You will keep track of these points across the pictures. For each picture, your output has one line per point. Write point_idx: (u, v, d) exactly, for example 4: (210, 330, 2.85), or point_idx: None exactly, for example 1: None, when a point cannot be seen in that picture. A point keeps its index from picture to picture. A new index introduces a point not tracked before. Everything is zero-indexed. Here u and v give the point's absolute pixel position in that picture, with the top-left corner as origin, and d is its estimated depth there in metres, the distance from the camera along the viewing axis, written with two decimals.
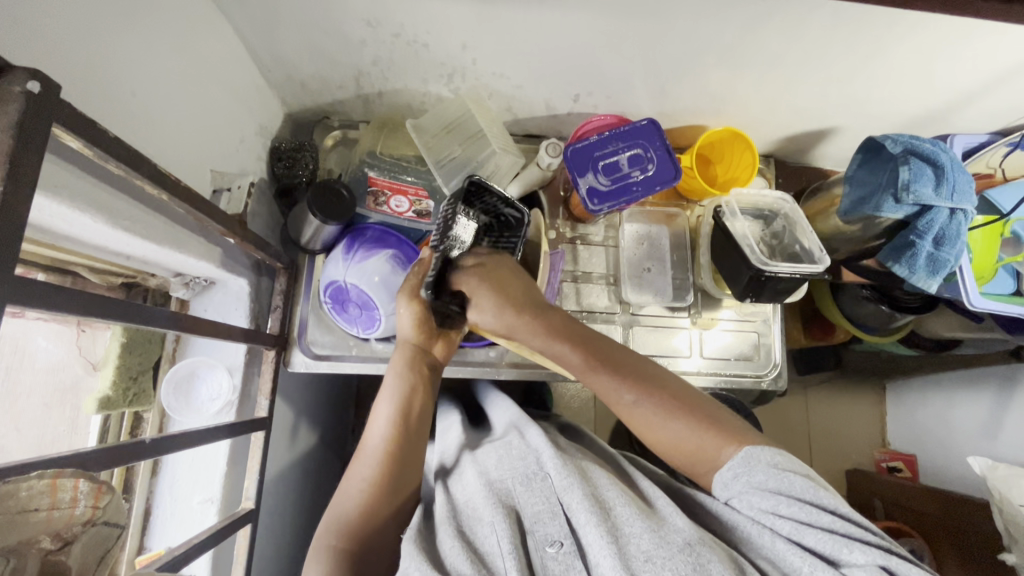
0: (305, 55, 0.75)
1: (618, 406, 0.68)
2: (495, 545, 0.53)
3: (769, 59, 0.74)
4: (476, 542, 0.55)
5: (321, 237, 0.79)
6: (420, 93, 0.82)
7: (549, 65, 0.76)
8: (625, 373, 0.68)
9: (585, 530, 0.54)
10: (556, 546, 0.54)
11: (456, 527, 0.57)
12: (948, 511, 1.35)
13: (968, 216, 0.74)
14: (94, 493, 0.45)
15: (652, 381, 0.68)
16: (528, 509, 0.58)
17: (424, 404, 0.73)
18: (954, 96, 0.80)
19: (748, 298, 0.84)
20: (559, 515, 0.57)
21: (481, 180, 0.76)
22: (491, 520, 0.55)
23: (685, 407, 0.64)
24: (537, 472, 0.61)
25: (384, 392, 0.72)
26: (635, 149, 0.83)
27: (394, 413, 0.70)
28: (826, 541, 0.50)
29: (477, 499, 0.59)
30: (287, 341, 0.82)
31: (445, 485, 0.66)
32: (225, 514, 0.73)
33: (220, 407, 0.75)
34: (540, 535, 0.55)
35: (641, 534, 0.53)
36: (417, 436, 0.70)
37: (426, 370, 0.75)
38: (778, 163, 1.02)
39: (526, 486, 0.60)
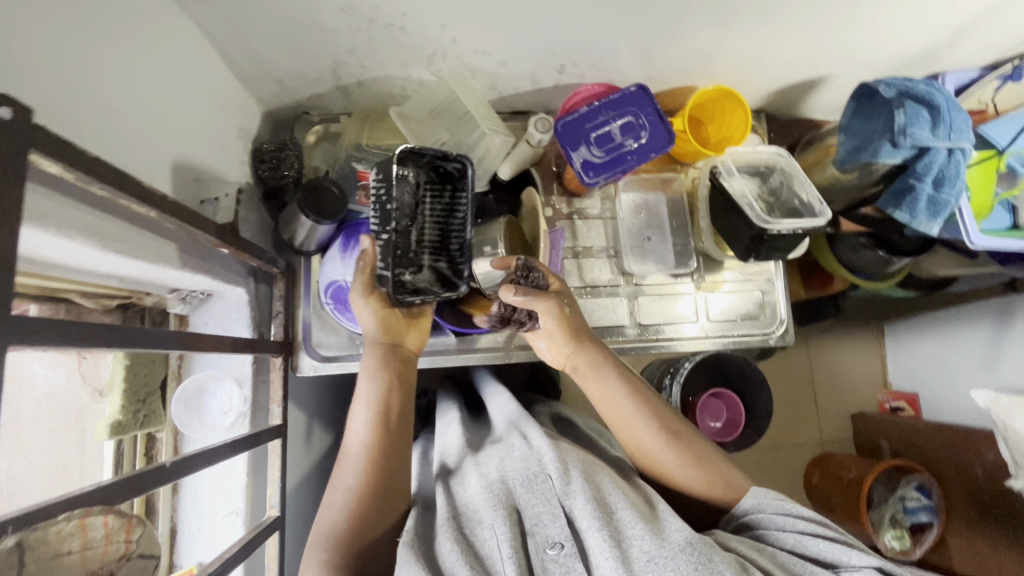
0: (278, 50, 0.71)
1: (640, 440, 0.69)
2: (496, 550, 0.54)
3: (757, 10, 0.72)
4: (476, 544, 0.56)
5: (316, 237, 0.77)
6: (402, 79, 0.79)
7: (532, 37, 0.73)
8: (652, 410, 0.69)
9: (588, 534, 0.54)
10: (557, 549, 0.54)
11: (456, 529, 0.58)
12: (956, 444, 1.38)
13: (967, 154, 0.74)
14: (126, 527, 0.48)
15: (666, 416, 0.69)
16: (528, 510, 0.58)
17: (403, 403, 0.71)
18: (946, 33, 0.78)
19: (750, 258, 0.84)
20: (560, 516, 0.57)
21: (406, 148, 0.62)
22: (491, 524, 0.56)
23: (694, 447, 0.68)
24: (538, 474, 0.61)
25: (359, 399, 0.70)
26: (627, 117, 0.81)
27: (370, 420, 0.69)
28: (828, 548, 0.57)
29: (477, 501, 0.60)
30: (292, 346, 0.81)
31: (447, 487, 0.66)
32: (252, 524, 0.73)
33: (234, 418, 0.74)
34: (540, 538, 0.56)
35: (643, 537, 0.53)
36: (399, 434, 0.69)
37: (400, 367, 0.73)
38: (770, 117, 1.00)
39: (526, 487, 0.60)
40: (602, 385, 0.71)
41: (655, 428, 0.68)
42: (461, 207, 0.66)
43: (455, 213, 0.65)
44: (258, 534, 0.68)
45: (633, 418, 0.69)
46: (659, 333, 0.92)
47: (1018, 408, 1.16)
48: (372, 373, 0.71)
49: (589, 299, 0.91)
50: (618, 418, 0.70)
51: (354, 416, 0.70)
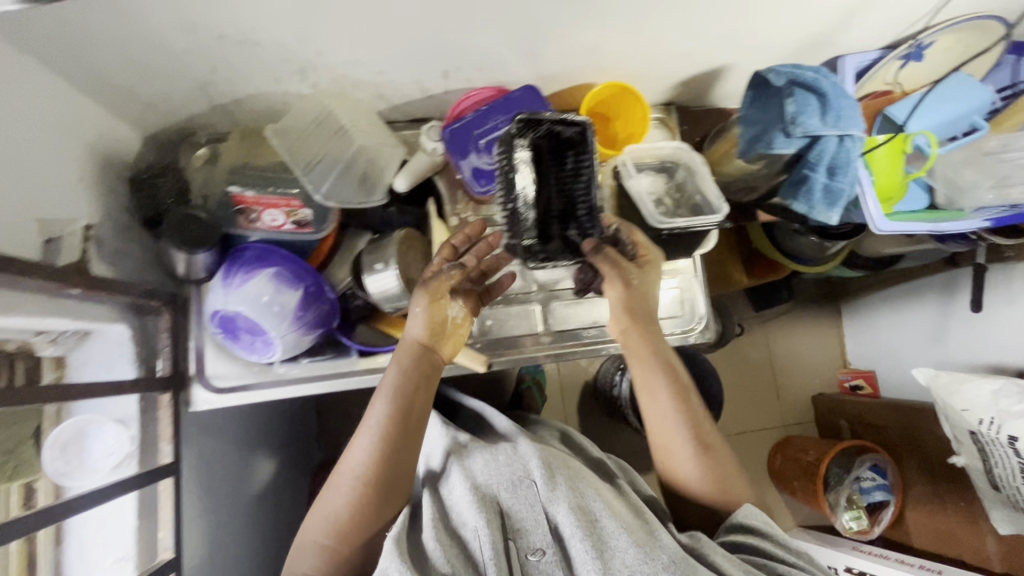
0: (134, 74, 0.68)
1: (672, 444, 0.73)
2: (479, 547, 0.63)
3: (631, 5, 0.69)
4: (467, 543, 0.65)
5: (197, 266, 0.74)
6: (279, 94, 0.76)
7: (402, 44, 0.70)
8: (692, 421, 0.73)
9: (571, 543, 0.64)
10: (539, 554, 0.65)
11: (446, 528, 0.66)
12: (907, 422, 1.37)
13: (858, 141, 0.72)
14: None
15: (711, 433, 0.74)
16: (513, 513, 0.67)
17: (422, 407, 0.69)
18: (835, 16, 0.76)
19: (654, 257, 0.83)
20: (542, 522, 0.66)
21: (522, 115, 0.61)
22: (474, 525, 0.64)
23: (714, 459, 0.73)
24: (522, 480, 0.69)
25: (382, 392, 0.67)
26: (516, 120, 0.78)
27: (388, 419, 0.66)
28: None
29: (463, 504, 0.67)
30: (183, 379, 0.79)
31: (434, 489, 0.73)
32: (144, 568, 0.70)
33: (117, 461, 0.70)
34: (524, 543, 0.65)
35: (626, 549, 0.62)
36: (413, 441, 0.68)
37: (428, 370, 0.70)
38: (682, 109, 0.98)
39: (511, 492, 0.69)
40: (659, 391, 0.73)
41: (694, 437, 0.72)
42: (586, 171, 0.64)
43: (579, 178, 0.64)
44: None
45: (671, 428, 0.73)
46: (577, 337, 0.90)
47: (957, 385, 1.13)
48: (403, 371, 0.68)
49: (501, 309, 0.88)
50: (654, 419, 0.75)
51: (373, 406, 0.68)
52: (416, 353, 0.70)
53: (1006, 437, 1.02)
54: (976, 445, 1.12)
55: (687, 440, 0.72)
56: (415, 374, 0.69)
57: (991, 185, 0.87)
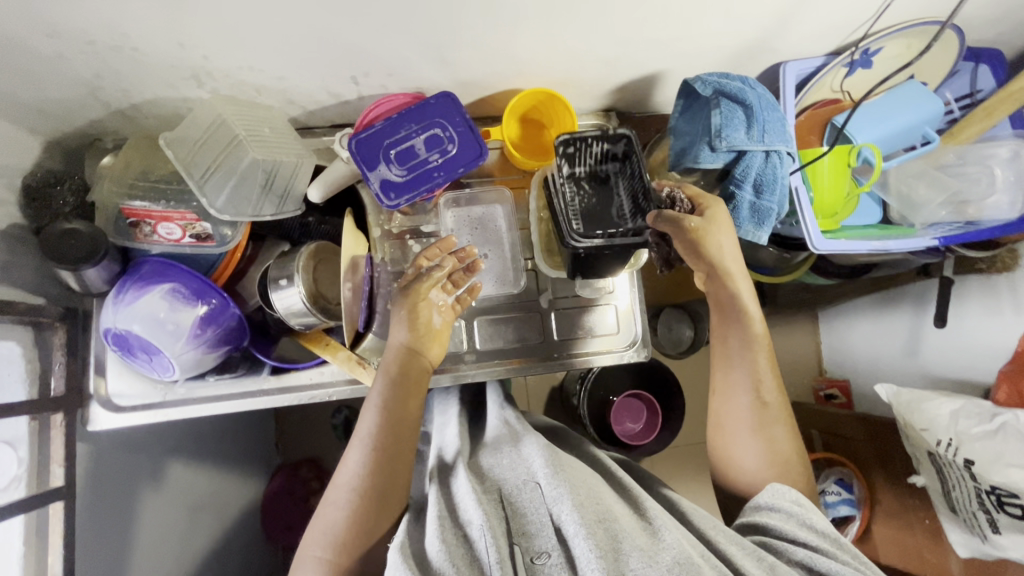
0: (12, 79, 0.64)
1: (733, 408, 0.73)
2: (483, 550, 0.56)
3: (540, 10, 0.64)
4: (470, 542, 0.58)
5: (90, 281, 0.70)
6: (179, 100, 0.72)
7: (299, 49, 0.66)
8: (755, 381, 0.72)
9: (574, 543, 0.56)
10: (545, 558, 0.57)
11: (451, 525, 0.60)
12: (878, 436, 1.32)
13: (785, 157, 0.68)
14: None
15: (770, 412, 0.72)
16: (521, 516, 0.61)
17: (417, 407, 0.71)
18: (767, 21, 0.71)
19: (580, 274, 0.77)
20: (547, 525, 0.59)
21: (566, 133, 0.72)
22: (480, 524, 0.58)
23: (769, 427, 0.71)
24: (527, 482, 0.64)
25: (371, 401, 0.70)
26: (431, 129, 0.74)
27: (378, 424, 0.68)
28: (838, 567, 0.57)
29: (467, 502, 0.62)
30: (82, 397, 0.76)
31: (441, 486, 0.68)
32: None
33: (5, 483, 0.67)
34: (528, 548, 0.58)
35: (633, 553, 0.55)
36: (405, 441, 0.69)
37: (417, 373, 0.72)
38: (622, 115, 0.93)
39: (517, 495, 0.63)
40: (725, 360, 0.74)
41: (751, 403, 0.72)
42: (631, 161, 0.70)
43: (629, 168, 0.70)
44: None
45: (760, 380, 0.73)
46: (506, 353, 0.87)
47: (917, 402, 1.07)
48: (390, 375, 0.71)
49: None
50: (715, 385, 0.76)
51: (364, 417, 0.70)
52: (404, 357, 0.73)
53: (963, 460, 0.96)
54: (934, 465, 1.06)
55: (746, 400, 0.73)
56: (404, 378, 0.71)
57: (942, 201, 0.84)
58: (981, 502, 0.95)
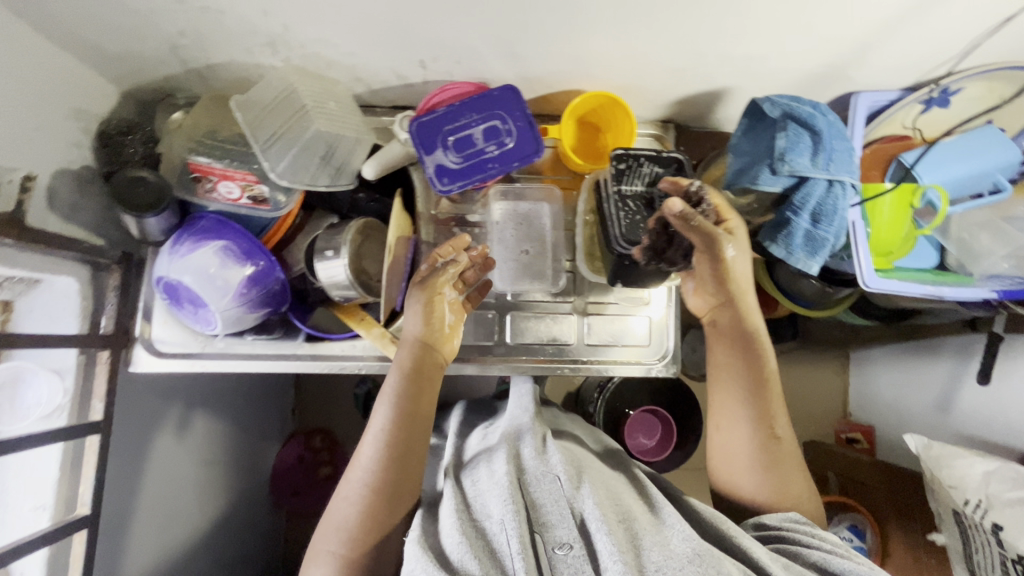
0: (103, 29, 0.67)
1: (731, 428, 0.76)
2: (504, 543, 0.56)
3: (616, 13, 0.64)
4: (489, 539, 0.58)
5: (149, 230, 0.72)
6: (253, 65, 0.74)
7: (374, 28, 0.67)
8: (760, 410, 0.74)
9: (596, 538, 0.57)
10: (565, 549, 0.57)
11: (468, 519, 0.60)
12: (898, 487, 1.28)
13: (849, 188, 0.66)
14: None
15: (773, 443, 0.74)
16: (540, 508, 0.61)
17: (429, 402, 0.72)
18: (847, 48, 0.69)
19: (620, 282, 0.78)
20: (568, 517, 0.60)
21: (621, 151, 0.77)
22: (501, 518, 0.58)
23: (773, 454, 0.73)
24: (547, 475, 0.64)
25: (385, 396, 0.71)
26: (491, 121, 0.74)
27: (392, 421, 0.69)
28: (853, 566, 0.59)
29: (487, 495, 0.62)
30: (127, 338, 0.79)
31: (455, 481, 0.68)
32: (59, 519, 0.71)
33: (48, 410, 0.71)
34: (551, 538, 0.59)
35: (652, 547, 0.57)
36: (418, 438, 0.70)
37: (429, 368, 0.73)
38: (681, 129, 0.92)
39: (536, 485, 0.63)
40: (730, 390, 0.77)
41: (754, 430, 0.74)
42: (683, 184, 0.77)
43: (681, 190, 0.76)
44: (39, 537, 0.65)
45: (757, 406, 0.75)
46: (532, 352, 0.88)
47: (947, 458, 1.03)
48: (404, 371, 0.72)
49: None
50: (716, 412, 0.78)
51: (377, 411, 0.71)
52: (416, 351, 0.73)
53: (991, 524, 0.93)
54: (957, 525, 1.02)
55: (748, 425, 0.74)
56: (417, 374, 0.72)
57: (1006, 254, 0.80)
58: (1004, 569, 0.91)
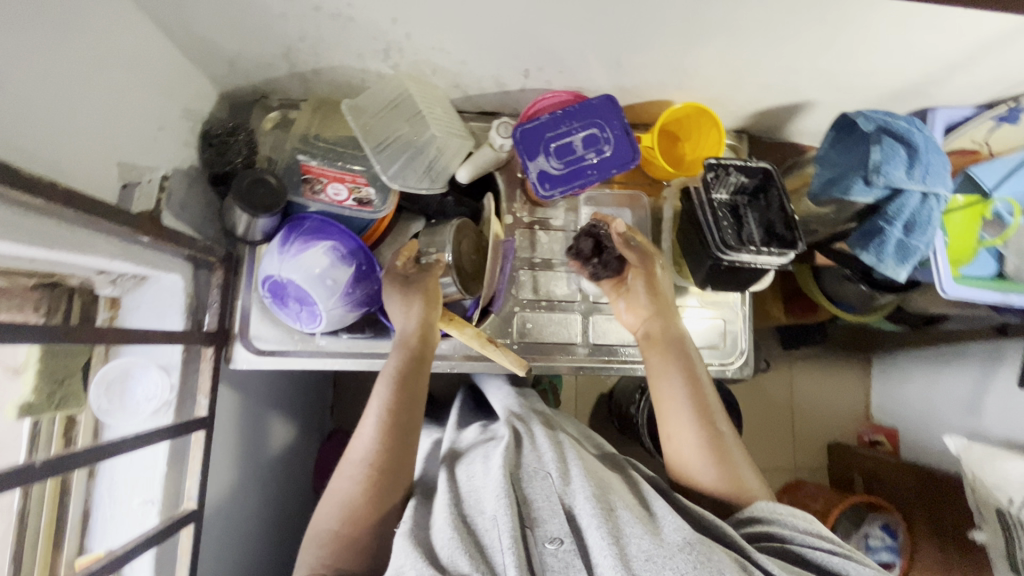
0: (224, 31, 0.68)
1: (677, 427, 0.71)
2: (495, 539, 0.56)
3: (726, 30, 0.67)
4: (476, 534, 0.58)
5: (258, 227, 0.75)
6: (359, 70, 0.76)
7: (491, 38, 0.70)
8: (699, 407, 0.71)
9: (588, 532, 0.57)
10: (556, 544, 0.57)
11: (458, 516, 0.60)
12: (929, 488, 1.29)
13: (942, 200, 0.70)
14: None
15: (723, 439, 0.70)
16: (533, 504, 0.60)
17: (417, 393, 0.70)
18: (935, 67, 0.73)
19: (709, 285, 0.82)
20: (558, 513, 0.59)
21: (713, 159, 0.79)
22: (494, 513, 0.57)
23: (726, 452, 0.69)
24: (538, 471, 0.64)
25: (372, 408, 0.68)
26: (590, 129, 0.77)
27: (380, 432, 0.66)
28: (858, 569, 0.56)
29: (481, 492, 0.62)
30: (227, 336, 0.80)
31: (449, 473, 0.68)
32: (167, 515, 0.72)
33: (157, 406, 0.72)
34: (540, 532, 0.58)
35: (641, 536, 0.56)
36: (410, 429, 0.68)
37: (425, 356, 0.72)
38: (753, 138, 0.96)
39: (530, 483, 0.62)
40: (669, 385, 0.73)
41: (696, 427, 0.70)
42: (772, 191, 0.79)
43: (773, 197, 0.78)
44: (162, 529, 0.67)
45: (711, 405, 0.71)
46: (613, 354, 0.89)
47: (991, 460, 1.07)
48: (392, 382, 0.69)
49: (543, 314, 0.88)
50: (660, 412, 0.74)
51: (363, 426, 0.68)
52: (410, 363, 0.71)
53: None
54: (1000, 523, 1.04)
55: (689, 421, 0.71)
56: (408, 386, 0.69)
57: None
58: None
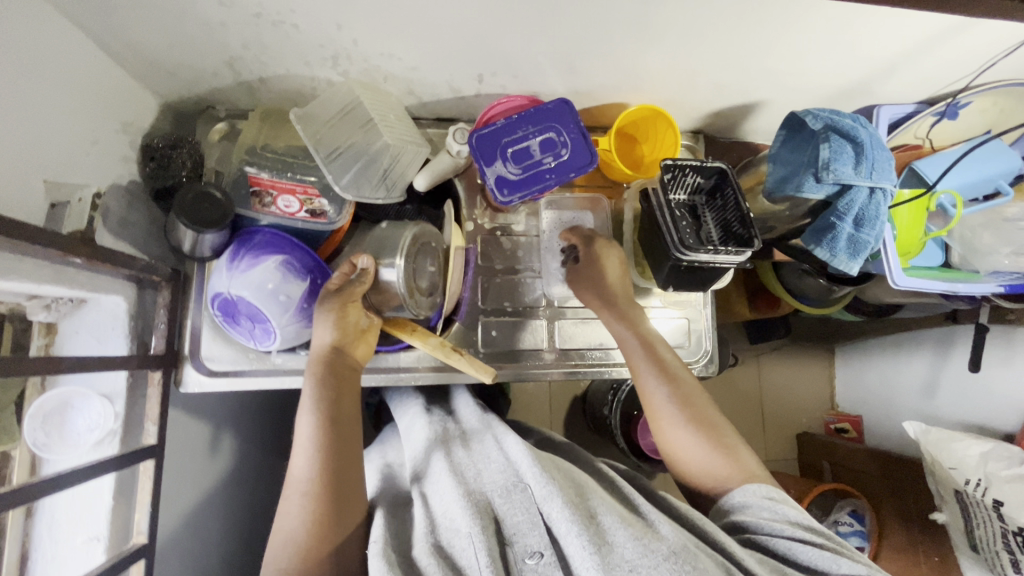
0: (161, 40, 0.65)
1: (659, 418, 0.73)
2: (473, 561, 0.54)
3: (676, 32, 0.68)
4: (454, 555, 0.55)
5: (205, 244, 0.72)
6: (308, 78, 0.74)
7: (442, 44, 0.69)
8: (684, 402, 0.72)
9: (567, 540, 0.55)
10: (536, 558, 0.56)
11: (432, 541, 0.57)
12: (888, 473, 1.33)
13: (888, 194, 0.72)
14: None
15: (719, 428, 0.71)
16: (508, 520, 0.59)
17: (349, 404, 0.68)
18: (876, 66, 0.76)
19: (671, 286, 0.82)
20: (538, 524, 0.59)
21: (671, 161, 0.79)
22: (468, 532, 0.56)
23: (725, 440, 0.70)
24: (516, 484, 0.62)
25: (302, 421, 0.66)
26: (547, 133, 0.76)
27: (317, 439, 0.64)
28: (817, 556, 0.57)
29: (454, 509, 0.59)
30: (177, 359, 0.76)
31: (420, 490, 0.65)
32: (114, 551, 0.68)
33: (100, 436, 0.68)
34: (519, 547, 0.57)
35: (626, 544, 0.54)
36: (349, 443, 0.66)
37: (343, 371, 0.70)
38: (709, 139, 0.97)
39: (504, 497, 0.61)
40: (651, 391, 0.74)
41: (688, 425, 0.71)
42: (728, 191, 0.79)
43: (732, 195, 0.78)
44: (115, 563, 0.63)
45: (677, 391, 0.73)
46: (580, 358, 0.88)
47: (946, 443, 1.10)
48: (318, 388, 0.67)
49: (508, 321, 0.87)
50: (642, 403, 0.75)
51: (298, 442, 0.65)
52: (334, 365, 0.69)
53: (992, 500, 0.99)
54: (959, 504, 1.08)
55: (680, 420, 0.71)
56: (335, 406, 0.67)
57: (1009, 250, 0.83)
58: (1005, 543, 0.97)
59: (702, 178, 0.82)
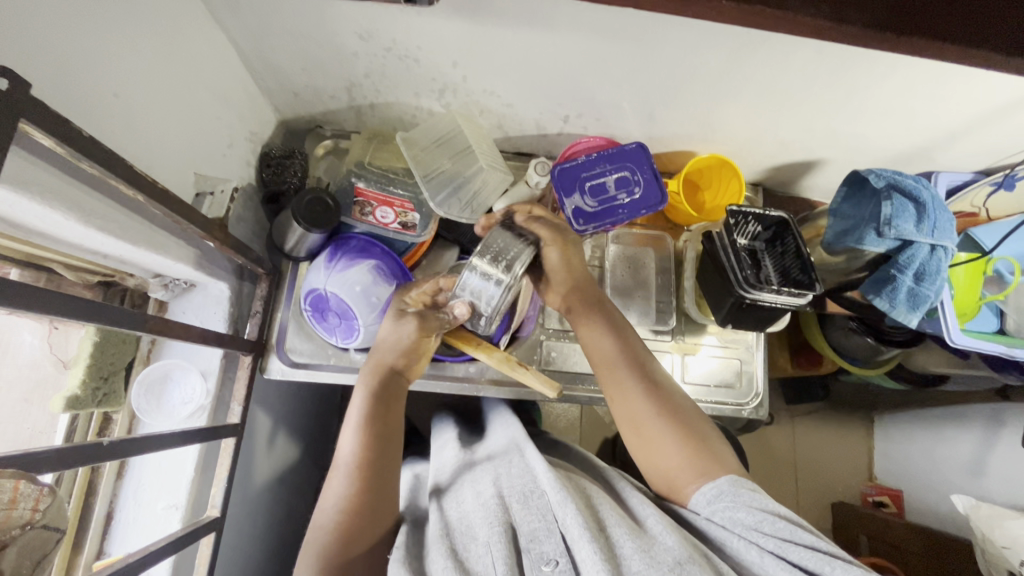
0: (299, 66, 0.75)
1: (617, 387, 0.69)
2: (488, 566, 0.54)
3: (752, 89, 0.75)
4: (468, 561, 0.55)
5: (305, 244, 0.79)
6: (413, 107, 0.84)
7: (538, 86, 0.77)
8: (671, 411, 0.66)
9: (578, 546, 0.54)
10: (552, 565, 0.54)
11: (448, 545, 0.57)
12: (933, 548, 1.21)
13: (948, 253, 0.75)
14: (36, 496, 0.45)
15: (691, 420, 0.66)
16: (522, 527, 0.58)
17: (394, 408, 0.69)
18: (938, 133, 0.81)
19: (730, 324, 0.86)
20: (555, 533, 0.57)
21: (735, 207, 0.84)
22: (486, 540, 0.56)
23: (705, 440, 0.65)
24: (534, 490, 0.62)
25: (351, 418, 0.68)
26: (623, 172, 0.83)
27: (364, 436, 0.66)
28: (809, 556, 0.52)
29: (473, 517, 0.60)
30: (265, 347, 0.82)
31: (438, 503, 0.66)
32: (189, 522, 0.72)
33: (192, 410, 0.73)
34: (535, 554, 0.56)
35: (634, 554, 0.53)
36: (389, 445, 0.67)
37: (398, 379, 0.72)
38: (767, 192, 1.03)
39: (521, 504, 0.60)
40: (636, 402, 0.67)
41: (658, 413, 0.66)
42: (790, 240, 0.83)
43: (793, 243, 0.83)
44: (195, 529, 0.67)
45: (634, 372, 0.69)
46: None
47: (998, 520, 1.02)
48: (372, 390, 0.69)
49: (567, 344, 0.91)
50: (603, 372, 0.71)
51: (344, 436, 0.67)
52: (391, 369, 0.71)
53: None
54: None
55: (665, 424, 0.65)
56: (379, 404, 0.68)
57: None
58: None
59: (762, 227, 0.86)
